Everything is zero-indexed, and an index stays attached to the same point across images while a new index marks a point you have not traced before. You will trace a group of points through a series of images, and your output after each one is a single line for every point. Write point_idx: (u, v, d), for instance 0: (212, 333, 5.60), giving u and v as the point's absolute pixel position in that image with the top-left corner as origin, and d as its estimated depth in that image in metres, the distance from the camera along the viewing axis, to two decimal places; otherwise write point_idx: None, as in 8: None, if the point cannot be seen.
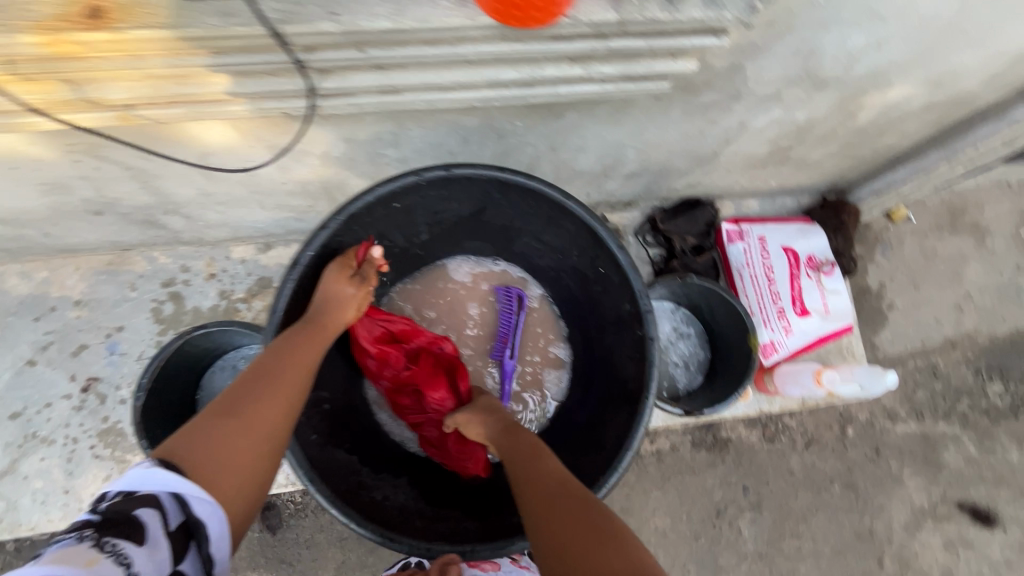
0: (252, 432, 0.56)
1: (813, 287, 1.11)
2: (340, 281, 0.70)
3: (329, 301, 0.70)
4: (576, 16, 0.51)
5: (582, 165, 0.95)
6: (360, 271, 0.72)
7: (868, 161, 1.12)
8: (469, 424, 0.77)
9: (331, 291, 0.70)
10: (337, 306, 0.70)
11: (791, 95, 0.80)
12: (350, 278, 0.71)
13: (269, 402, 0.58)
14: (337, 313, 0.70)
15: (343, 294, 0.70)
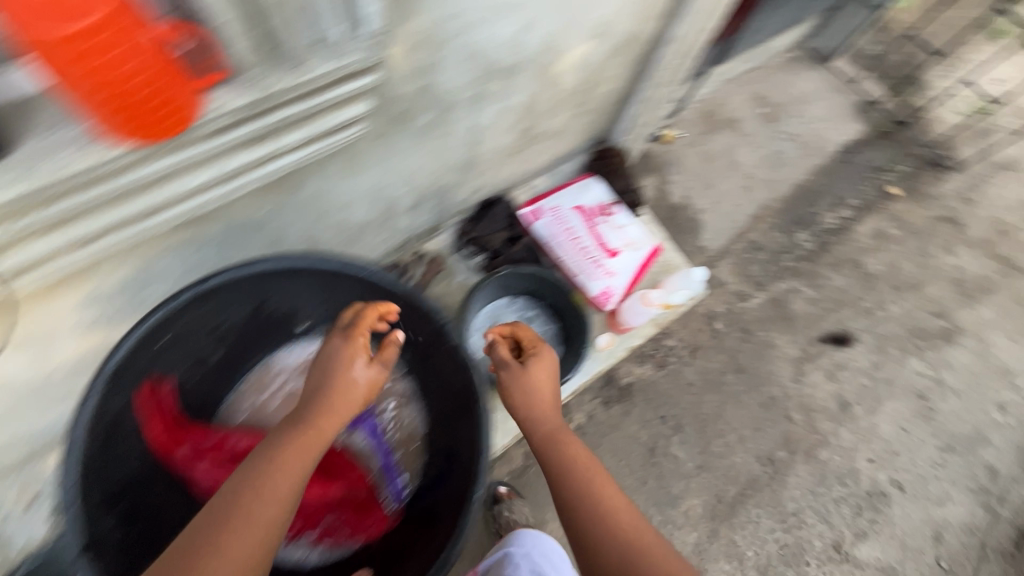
0: (260, 518, 0.59)
1: (610, 229, 1.22)
2: (350, 350, 0.74)
3: (335, 373, 0.72)
4: (215, 110, 0.53)
5: (360, 217, 0.98)
6: (382, 359, 0.77)
7: (605, 110, 1.28)
8: (525, 395, 0.84)
9: (342, 361, 0.73)
10: (359, 385, 0.73)
11: (494, 88, 0.89)
12: (355, 346, 0.75)
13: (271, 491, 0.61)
14: (353, 387, 0.72)
15: (353, 369, 0.73)
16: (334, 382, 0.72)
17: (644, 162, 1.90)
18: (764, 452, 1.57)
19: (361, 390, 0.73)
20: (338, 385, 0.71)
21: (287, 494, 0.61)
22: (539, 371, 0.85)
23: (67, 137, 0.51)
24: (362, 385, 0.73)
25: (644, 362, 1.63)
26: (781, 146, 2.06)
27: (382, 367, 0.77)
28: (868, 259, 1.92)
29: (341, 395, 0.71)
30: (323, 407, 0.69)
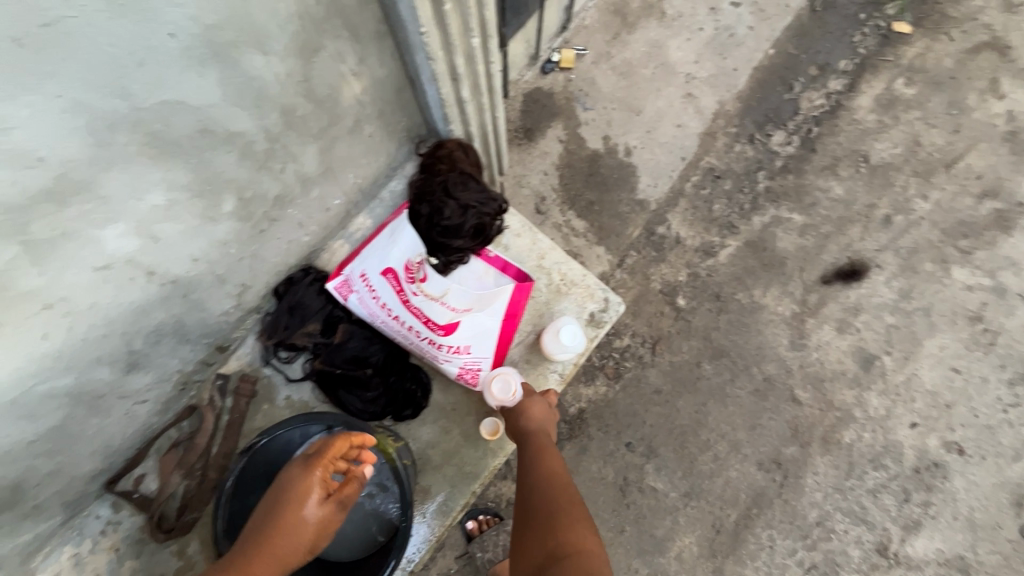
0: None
1: (427, 305, 0.85)
2: (304, 486, 0.74)
3: (290, 507, 0.73)
4: None
5: (30, 432, 0.66)
6: (338, 497, 0.76)
7: (392, 107, 0.84)
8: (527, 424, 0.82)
9: (296, 494, 0.74)
10: (305, 522, 0.73)
11: (59, 227, 0.51)
12: (311, 481, 0.74)
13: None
14: (303, 527, 0.73)
15: (303, 507, 0.73)
16: (280, 509, 0.73)
17: (541, 109, 1.42)
18: (767, 454, 1.24)
19: (311, 522, 0.73)
20: (282, 513, 0.72)
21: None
22: (534, 414, 0.83)
23: None
24: (311, 522, 0.73)
25: (593, 381, 1.28)
26: (728, 17, 1.48)
27: (339, 507, 0.76)
28: (875, 143, 1.40)
29: (289, 527, 0.72)
30: (272, 538, 0.71)
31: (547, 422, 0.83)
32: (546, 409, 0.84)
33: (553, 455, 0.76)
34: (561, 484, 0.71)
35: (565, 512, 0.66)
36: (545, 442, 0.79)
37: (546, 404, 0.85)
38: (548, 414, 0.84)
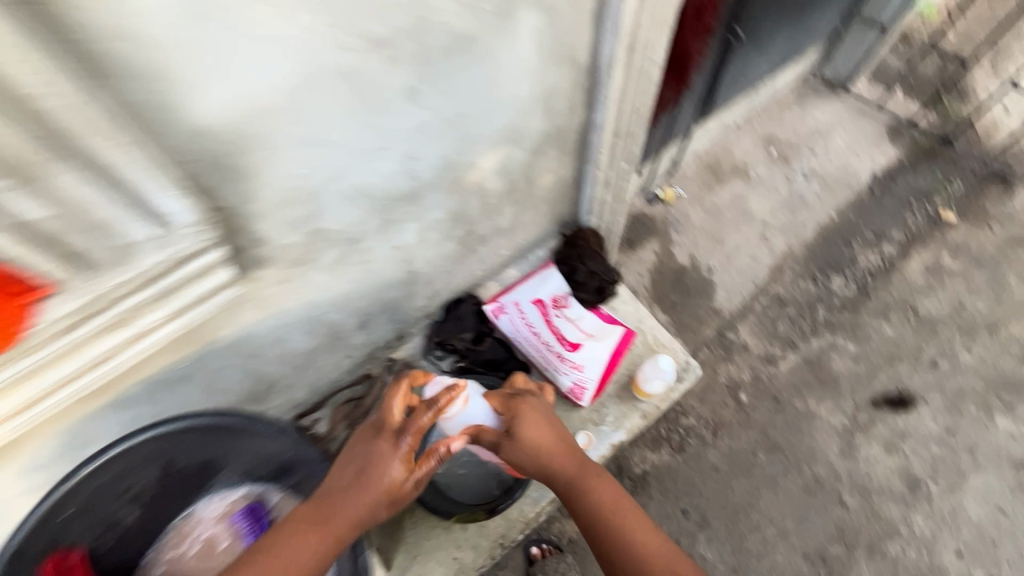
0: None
1: (566, 324, 1.16)
2: (388, 454, 0.71)
3: (371, 474, 0.69)
4: (45, 321, 0.55)
5: (302, 345, 1.01)
6: (415, 475, 0.71)
7: (559, 196, 1.26)
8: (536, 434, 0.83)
9: (378, 466, 0.70)
10: (378, 487, 0.69)
11: (400, 213, 0.90)
12: (396, 453, 0.71)
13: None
14: (380, 491, 0.69)
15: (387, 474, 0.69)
16: (363, 473, 0.69)
17: (644, 227, 1.82)
18: (815, 548, 1.38)
19: (384, 492, 0.69)
20: (360, 478, 0.69)
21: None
22: (539, 435, 0.83)
23: None
24: (385, 490, 0.69)
25: (660, 446, 1.49)
26: (800, 185, 1.89)
27: (410, 481, 0.71)
28: (923, 300, 1.67)
29: (361, 491, 0.68)
30: (343, 504, 0.67)
31: (559, 435, 0.84)
32: (548, 416, 0.86)
33: (591, 476, 0.82)
34: (613, 498, 0.80)
35: (633, 528, 0.76)
36: (578, 467, 0.82)
37: (543, 412, 0.86)
38: (557, 426, 0.85)
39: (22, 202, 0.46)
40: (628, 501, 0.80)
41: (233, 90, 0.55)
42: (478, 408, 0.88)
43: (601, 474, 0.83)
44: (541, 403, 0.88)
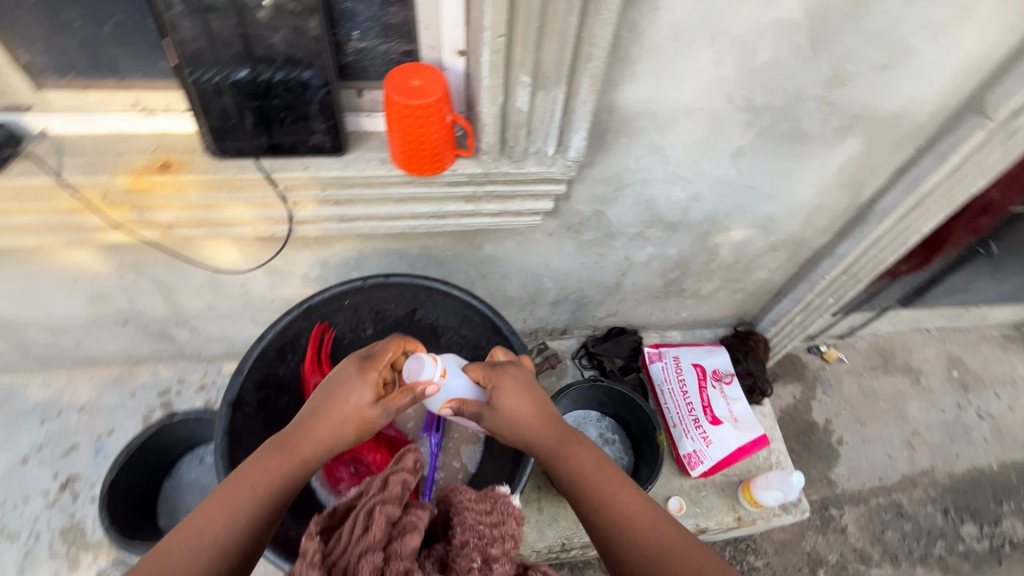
0: (222, 521, 0.59)
1: (719, 396, 1.24)
2: (355, 379, 0.70)
3: (333, 400, 0.69)
4: (455, 170, 0.77)
5: (510, 290, 1.19)
6: (385, 402, 0.69)
7: (755, 294, 1.36)
8: (517, 404, 0.75)
9: (342, 388, 0.70)
10: (347, 421, 0.68)
11: (654, 234, 1.07)
12: (363, 378, 0.70)
13: (229, 504, 0.60)
14: (347, 415, 0.68)
15: (350, 400, 0.69)
16: (324, 404, 0.69)
17: (794, 367, 1.81)
18: None
19: (354, 414, 0.68)
20: (318, 411, 0.68)
21: (229, 520, 0.59)
22: (517, 406, 0.74)
23: (372, 156, 0.76)
24: (353, 424, 0.68)
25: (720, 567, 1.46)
26: (969, 418, 1.80)
27: (382, 408, 0.69)
28: None
29: (332, 418, 0.68)
30: (308, 431, 0.67)
31: (539, 402, 0.75)
32: (530, 384, 0.78)
33: (571, 444, 0.73)
34: (595, 467, 0.71)
35: (619, 495, 0.68)
36: (556, 436, 0.74)
37: (521, 379, 0.77)
38: (536, 392, 0.77)
39: (520, 94, 0.68)
40: (612, 468, 0.72)
41: (651, 88, 0.75)
42: (456, 384, 0.78)
43: (579, 439, 0.74)
44: (517, 368, 0.78)
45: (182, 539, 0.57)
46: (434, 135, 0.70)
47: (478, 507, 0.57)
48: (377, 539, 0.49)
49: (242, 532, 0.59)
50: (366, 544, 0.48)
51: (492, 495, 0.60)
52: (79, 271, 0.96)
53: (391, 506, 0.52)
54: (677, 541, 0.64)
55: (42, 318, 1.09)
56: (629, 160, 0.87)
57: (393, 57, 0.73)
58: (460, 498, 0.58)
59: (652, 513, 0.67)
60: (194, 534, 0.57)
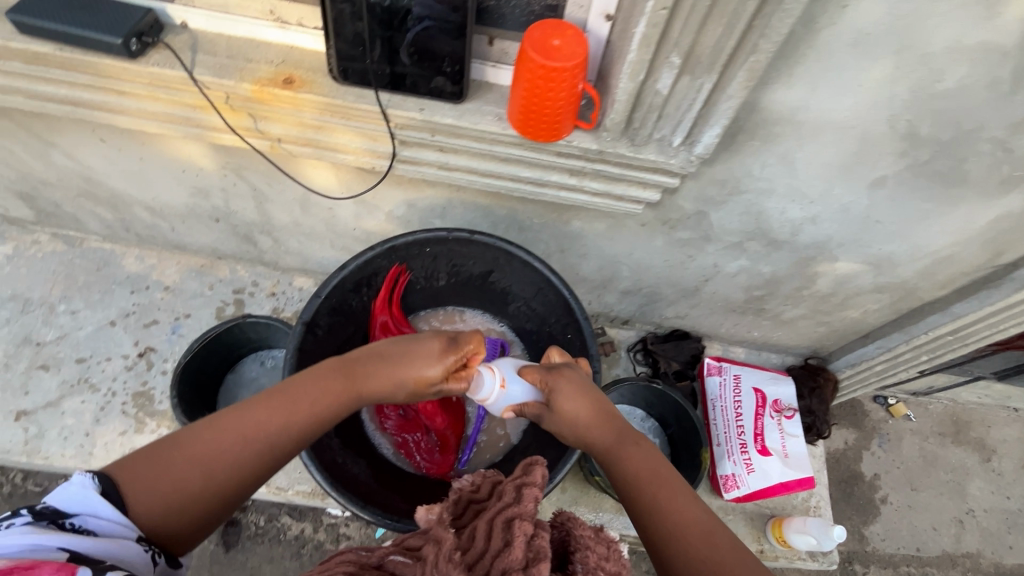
0: (278, 424, 0.60)
1: (774, 427, 1.18)
2: (428, 355, 0.70)
3: (401, 365, 0.68)
4: (570, 141, 0.73)
5: (585, 271, 1.16)
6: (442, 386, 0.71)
7: (839, 332, 1.27)
8: (571, 406, 0.73)
9: (415, 359, 0.70)
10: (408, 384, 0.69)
11: (752, 248, 1.00)
12: (436, 357, 0.70)
13: (265, 430, 0.59)
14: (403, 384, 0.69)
15: (416, 374, 0.69)
16: (395, 356, 0.70)
17: (854, 412, 1.70)
18: None
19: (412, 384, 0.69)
20: (387, 361, 0.69)
21: (285, 425, 0.60)
22: (574, 407, 0.73)
23: (489, 110, 0.73)
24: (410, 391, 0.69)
25: None
26: None
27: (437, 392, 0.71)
28: None
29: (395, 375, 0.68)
30: (364, 381, 0.67)
31: (597, 404, 0.73)
32: (588, 387, 0.76)
33: (627, 445, 0.69)
34: (650, 469, 0.66)
35: (671, 500, 0.62)
36: (612, 439, 0.70)
37: (578, 382, 0.75)
38: (593, 395, 0.74)
39: (663, 76, 0.62)
40: (670, 472, 0.66)
41: (807, 94, 0.67)
42: (515, 392, 0.78)
43: (637, 442, 0.69)
44: (575, 372, 0.77)
45: (202, 445, 0.56)
46: (559, 102, 0.66)
47: (599, 550, 0.59)
48: (514, 558, 0.54)
49: (291, 440, 0.61)
50: (502, 558, 0.54)
51: (606, 539, 0.62)
52: (187, 164, 1.00)
53: (525, 525, 0.58)
54: (736, 558, 0.56)
55: (147, 199, 1.15)
56: (752, 167, 0.80)
57: (534, 8, 0.69)
58: (580, 534, 0.62)
59: (708, 523, 0.59)
60: (251, 426, 0.58)
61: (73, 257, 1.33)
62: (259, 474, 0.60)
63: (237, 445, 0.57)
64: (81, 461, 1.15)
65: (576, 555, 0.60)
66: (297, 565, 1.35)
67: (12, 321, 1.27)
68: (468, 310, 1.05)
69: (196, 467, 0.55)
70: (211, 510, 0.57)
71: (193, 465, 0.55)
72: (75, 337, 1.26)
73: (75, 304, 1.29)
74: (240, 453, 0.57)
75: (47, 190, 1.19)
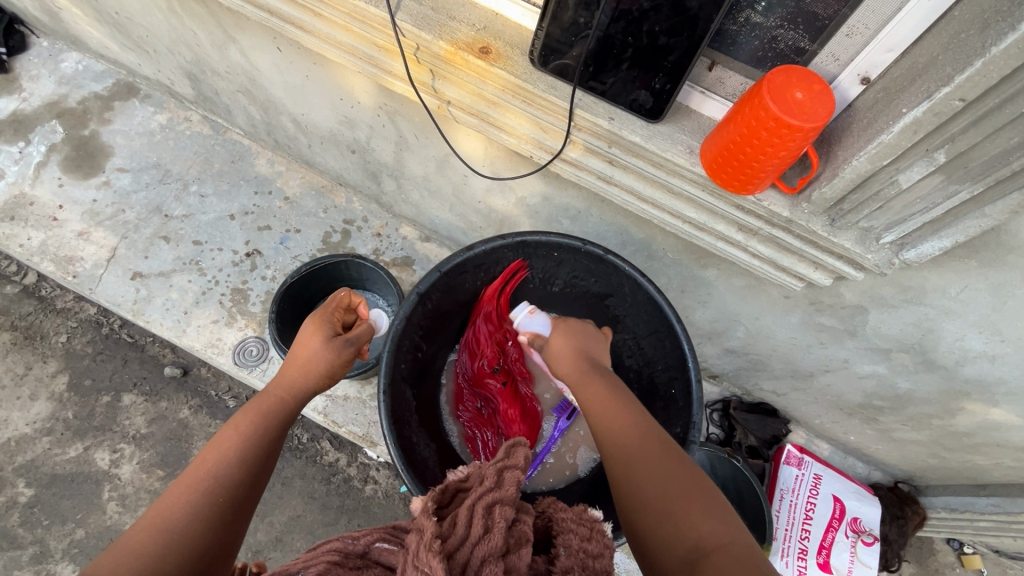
0: (209, 463, 0.58)
1: (845, 547, 1.08)
2: (309, 331, 0.75)
3: (292, 357, 0.73)
4: (759, 199, 0.65)
5: (696, 318, 1.08)
6: (347, 334, 0.76)
7: (952, 470, 1.12)
8: (556, 349, 0.75)
9: (300, 343, 0.74)
10: (320, 360, 0.72)
11: (900, 359, 0.88)
12: (314, 327, 0.75)
13: (202, 467, 0.58)
14: (314, 360, 0.72)
15: (314, 346, 0.73)
16: (289, 357, 0.73)
17: (918, 538, 1.38)
18: None
19: (316, 359, 0.72)
20: (284, 363, 0.72)
21: (221, 453, 0.60)
22: (558, 345, 0.75)
23: (681, 139, 0.67)
24: (326, 362, 0.72)
25: None
26: None
27: (347, 345, 0.75)
28: None
29: (302, 359, 0.72)
30: (278, 384, 0.70)
31: (579, 346, 0.74)
32: (581, 330, 0.77)
33: (590, 375, 0.69)
34: (607, 394, 0.65)
35: (618, 416, 0.62)
36: (582, 372, 0.70)
37: (574, 326, 0.78)
38: (582, 338, 0.75)
39: (913, 167, 0.53)
40: (623, 395, 0.65)
41: None
42: (538, 318, 0.83)
43: (603, 373, 0.69)
44: (578, 322, 0.79)
45: (153, 511, 0.54)
46: (772, 160, 0.58)
47: (582, 531, 0.52)
48: (493, 544, 0.46)
49: (235, 465, 0.59)
50: (482, 543, 0.46)
51: (590, 519, 0.54)
52: (348, 94, 1.00)
53: (506, 509, 0.50)
54: (677, 483, 0.53)
55: (297, 113, 1.17)
56: (949, 285, 0.69)
57: (777, 46, 0.61)
58: (563, 517, 0.54)
59: (648, 432, 0.59)
60: (186, 479, 0.57)
61: (215, 144, 1.41)
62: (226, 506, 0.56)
63: (182, 496, 0.55)
64: (174, 334, 1.23)
65: (557, 538, 0.52)
66: (323, 491, 1.35)
67: (149, 188, 1.35)
68: None
69: (146, 530, 0.51)
70: (190, 557, 0.51)
71: (146, 536, 0.51)
72: (198, 219, 1.33)
73: (205, 188, 1.36)
74: (188, 501, 0.55)
75: (212, 78, 1.24)
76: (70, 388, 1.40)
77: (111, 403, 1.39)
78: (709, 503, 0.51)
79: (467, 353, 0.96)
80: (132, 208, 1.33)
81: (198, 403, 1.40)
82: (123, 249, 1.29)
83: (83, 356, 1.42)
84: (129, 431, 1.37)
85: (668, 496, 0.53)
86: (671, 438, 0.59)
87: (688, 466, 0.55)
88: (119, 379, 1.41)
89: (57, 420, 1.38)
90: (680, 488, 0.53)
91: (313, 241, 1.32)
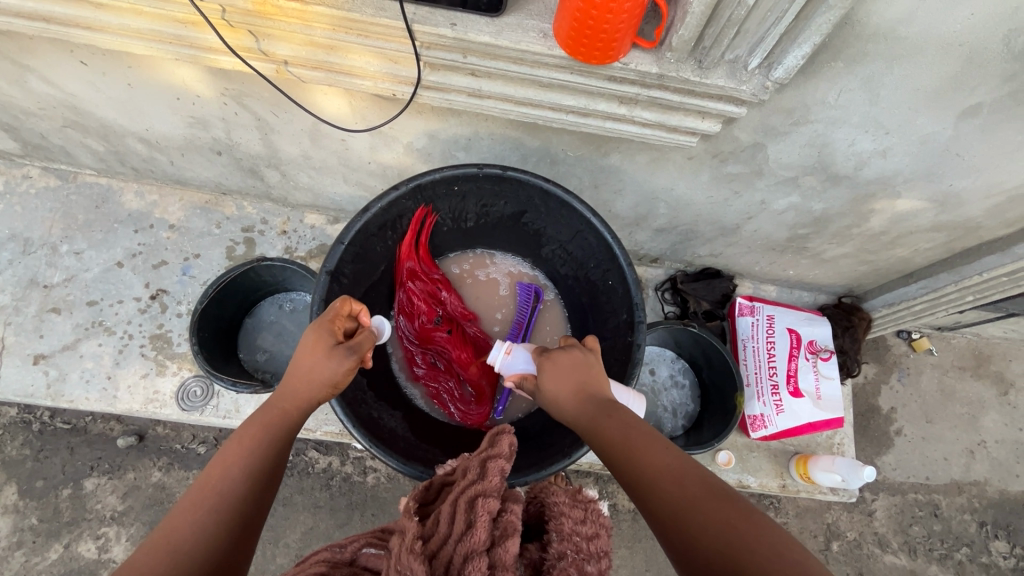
0: (214, 479, 0.56)
1: (809, 369, 1.17)
2: (309, 338, 0.67)
3: (294, 363, 0.66)
4: (625, 64, 0.63)
5: (619, 208, 1.08)
6: (350, 342, 0.67)
7: (882, 270, 1.20)
8: (552, 390, 0.68)
9: (302, 350, 0.67)
10: (323, 372, 0.65)
11: (807, 183, 0.91)
12: (316, 332, 0.67)
13: (211, 482, 0.55)
14: (315, 373, 0.65)
15: (315, 357, 0.66)
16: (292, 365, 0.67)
17: (872, 341, 1.50)
18: None
19: (320, 371, 0.65)
20: (288, 372, 0.66)
21: (225, 468, 0.57)
22: (555, 386, 0.68)
23: (531, 25, 0.63)
24: (328, 374, 0.65)
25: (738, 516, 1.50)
26: None
27: (349, 354, 0.66)
28: None
29: (305, 369, 0.65)
30: (282, 395, 0.65)
31: (578, 383, 0.67)
32: (573, 360, 0.69)
33: (600, 417, 0.63)
34: (627, 433, 0.59)
35: (649, 461, 0.56)
36: (591, 412, 0.64)
37: (566, 358, 0.69)
38: (579, 370, 0.68)
39: None
40: (645, 431, 0.60)
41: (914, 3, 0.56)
42: (518, 356, 0.75)
43: (613, 409, 0.63)
44: (565, 351, 0.70)
45: (163, 527, 0.52)
46: (620, 16, 0.55)
47: (574, 514, 0.53)
48: (478, 539, 0.47)
49: (241, 481, 0.56)
50: (464, 539, 0.47)
51: (584, 501, 0.55)
52: (182, 90, 0.89)
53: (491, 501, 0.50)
54: (733, 528, 0.48)
55: (140, 130, 1.05)
56: (826, 94, 0.70)
57: None
58: (556, 501, 0.56)
59: (686, 473, 0.54)
60: (192, 494, 0.54)
61: (69, 193, 1.26)
62: (234, 527, 0.54)
63: (189, 513, 0.53)
64: (107, 404, 1.15)
65: (550, 523, 0.55)
66: (327, 497, 1.34)
67: (15, 263, 1.21)
68: (498, 253, 1.00)
69: (153, 552, 0.49)
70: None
71: (152, 555, 0.49)
72: (83, 279, 1.21)
73: (78, 244, 1.23)
74: (196, 517, 0.52)
75: (30, 120, 1.08)
76: (23, 496, 1.30)
77: (74, 493, 1.31)
78: (776, 547, 0.46)
79: (405, 317, 0.94)
80: (4, 291, 1.19)
81: (167, 461, 1.33)
82: (13, 336, 1.17)
83: (23, 460, 1.31)
84: (105, 513, 1.30)
85: (728, 546, 0.48)
86: (715, 475, 0.54)
87: (738, 503, 0.50)
88: (73, 468, 1.32)
89: (24, 530, 1.29)
90: (739, 535, 0.48)
91: (218, 260, 1.23)
